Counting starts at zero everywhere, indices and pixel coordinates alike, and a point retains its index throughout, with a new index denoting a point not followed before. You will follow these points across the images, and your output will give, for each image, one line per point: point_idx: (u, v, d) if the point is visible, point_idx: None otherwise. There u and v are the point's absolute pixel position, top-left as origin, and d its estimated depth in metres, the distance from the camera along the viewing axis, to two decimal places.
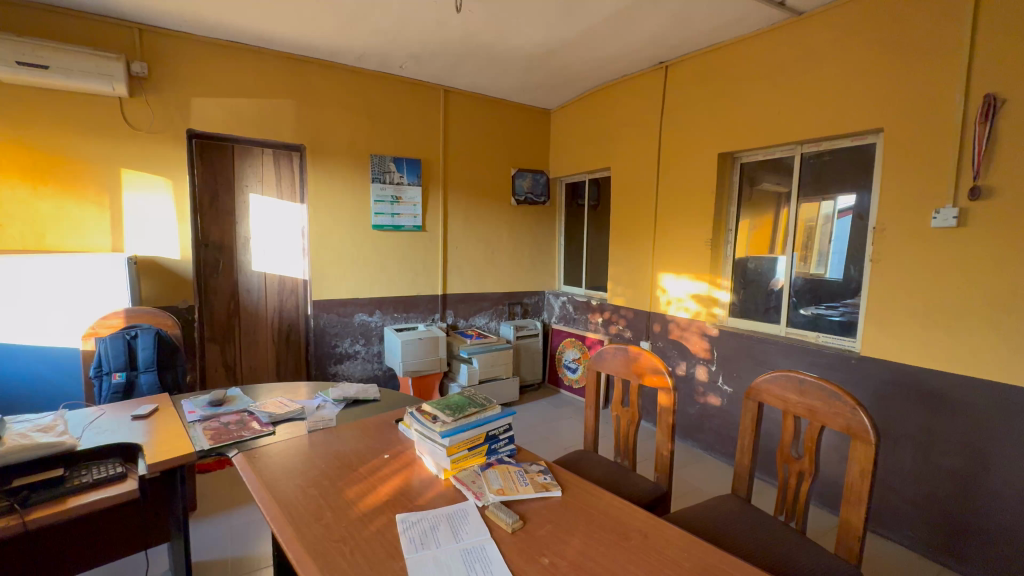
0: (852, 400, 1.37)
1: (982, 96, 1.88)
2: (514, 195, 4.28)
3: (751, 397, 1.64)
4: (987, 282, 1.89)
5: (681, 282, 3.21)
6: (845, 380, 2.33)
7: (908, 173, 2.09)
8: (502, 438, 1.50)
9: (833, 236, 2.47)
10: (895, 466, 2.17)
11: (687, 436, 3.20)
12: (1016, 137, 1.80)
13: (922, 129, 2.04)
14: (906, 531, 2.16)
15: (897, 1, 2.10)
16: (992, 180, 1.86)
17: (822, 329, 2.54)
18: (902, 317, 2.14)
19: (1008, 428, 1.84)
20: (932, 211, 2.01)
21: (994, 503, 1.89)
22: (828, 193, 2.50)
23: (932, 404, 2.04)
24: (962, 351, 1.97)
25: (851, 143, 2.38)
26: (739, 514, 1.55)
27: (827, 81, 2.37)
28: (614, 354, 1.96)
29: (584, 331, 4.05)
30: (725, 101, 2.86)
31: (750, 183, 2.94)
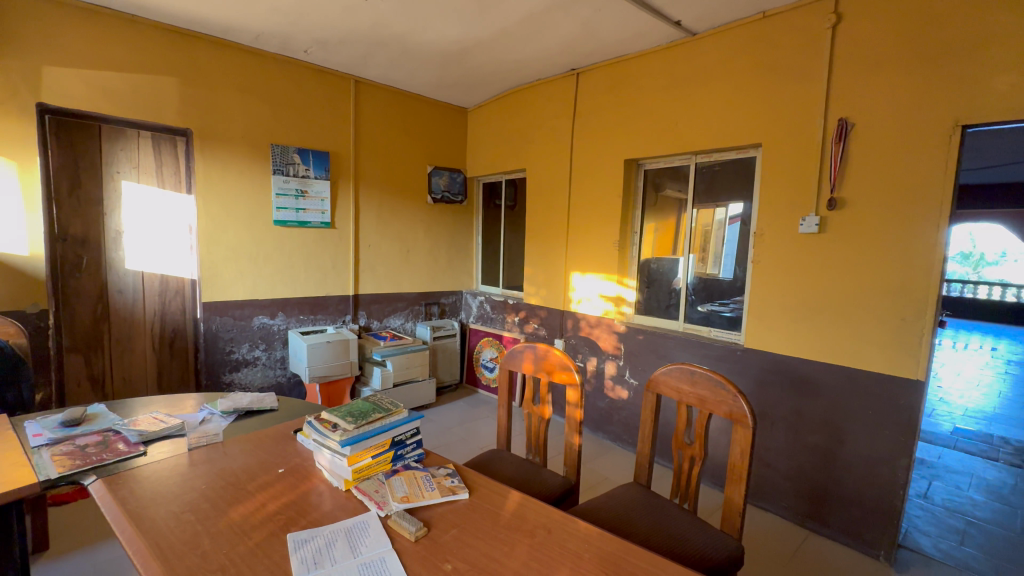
0: (734, 388, 1.51)
1: (837, 120, 2.16)
2: (430, 193, 4.19)
3: (650, 390, 1.75)
4: (841, 282, 2.19)
5: (592, 281, 3.34)
6: (732, 370, 2.57)
7: (781, 185, 2.36)
8: (409, 443, 1.45)
9: (726, 239, 2.73)
10: (771, 445, 2.44)
11: (597, 428, 3.35)
12: (862, 158, 2.10)
13: (792, 146, 2.31)
14: (781, 503, 2.43)
15: (773, 31, 2.36)
16: (845, 194, 2.15)
17: (714, 324, 2.78)
18: (777, 312, 2.41)
19: (856, 407, 2.15)
20: (800, 219, 2.29)
21: (847, 472, 2.20)
22: (719, 200, 2.75)
23: (801, 388, 2.32)
24: (824, 342, 2.25)
25: (737, 155, 2.65)
26: (640, 501, 1.64)
27: (717, 97, 2.60)
28: (525, 352, 1.98)
29: (501, 330, 4.09)
30: (630, 110, 3.03)
31: (653, 189, 3.14)
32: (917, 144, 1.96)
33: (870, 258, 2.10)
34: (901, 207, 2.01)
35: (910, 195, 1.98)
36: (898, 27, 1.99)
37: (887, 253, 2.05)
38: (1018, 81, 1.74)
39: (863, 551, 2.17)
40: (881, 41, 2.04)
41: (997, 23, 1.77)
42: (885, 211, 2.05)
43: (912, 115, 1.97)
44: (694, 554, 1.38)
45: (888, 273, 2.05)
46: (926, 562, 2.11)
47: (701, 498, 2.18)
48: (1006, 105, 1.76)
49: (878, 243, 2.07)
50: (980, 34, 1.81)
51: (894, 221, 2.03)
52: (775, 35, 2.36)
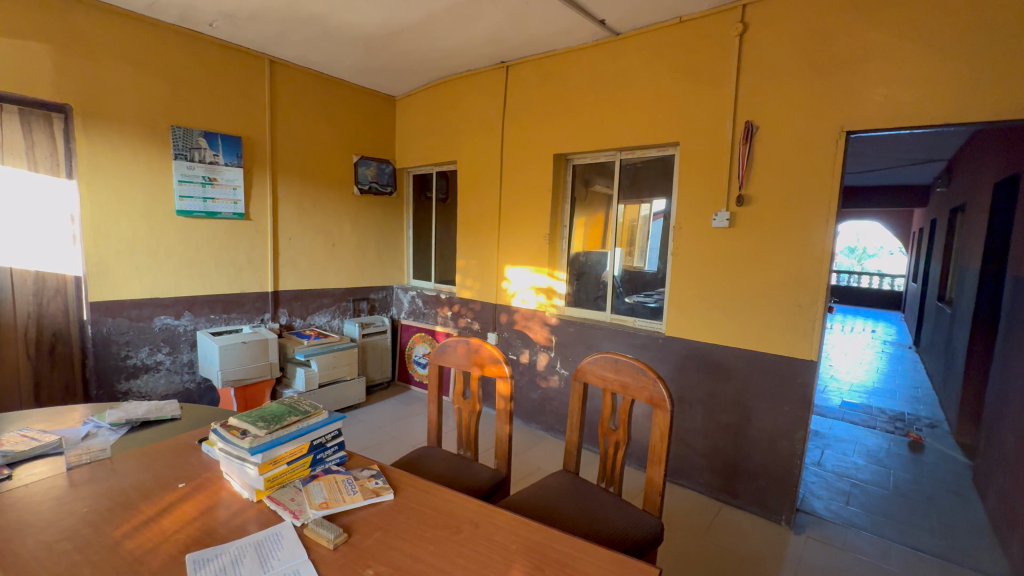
0: (653, 373, 1.59)
1: (744, 122, 2.33)
2: (357, 184, 4.01)
3: (578, 379, 1.79)
4: (749, 273, 2.37)
5: (525, 274, 3.37)
6: (655, 358, 2.71)
7: (696, 182, 2.51)
8: (330, 446, 1.38)
9: (650, 234, 2.86)
10: (689, 425, 2.61)
11: (530, 419, 3.40)
12: (764, 158, 2.29)
13: (706, 146, 2.47)
14: (698, 479, 2.61)
15: (688, 36, 2.49)
16: (751, 191, 2.33)
17: (639, 315, 2.92)
18: (693, 302, 2.57)
19: (761, 387, 2.35)
20: (713, 215, 2.45)
21: (754, 446, 2.40)
22: (644, 196, 2.88)
23: (714, 372, 2.50)
24: (734, 328, 2.43)
25: (657, 153, 2.78)
26: (568, 488, 1.68)
27: (638, 97, 2.70)
28: (456, 346, 1.95)
29: (433, 325, 4.02)
30: (558, 105, 3.08)
31: (581, 184, 3.21)
32: (810, 146, 2.16)
33: (772, 250, 2.29)
34: (797, 204, 2.21)
35: (805, 193, 2.19)
36: (796, 39, 2.18)
37: (786, 246, 2.25)
38: (890, 93, 1.97)
39: (767, 517, 2.38)
40: (782, 50, 2.22)
41: (875, 40, 1.99)
42: (785, 207, 2.24)
43: (806, 120, 2.17)
44: (618, 535, 1.44)
45: (787, 264, 2.25)
46: (820, 523, 2.36)
47: (626, 480, 2.29)
48: (881, 115, 1.99)
49: (778, 236, 2.27)
50: (862, 49, 2.02)
51: (791, 217, 2.23)
52: (691, 39, 2.48)
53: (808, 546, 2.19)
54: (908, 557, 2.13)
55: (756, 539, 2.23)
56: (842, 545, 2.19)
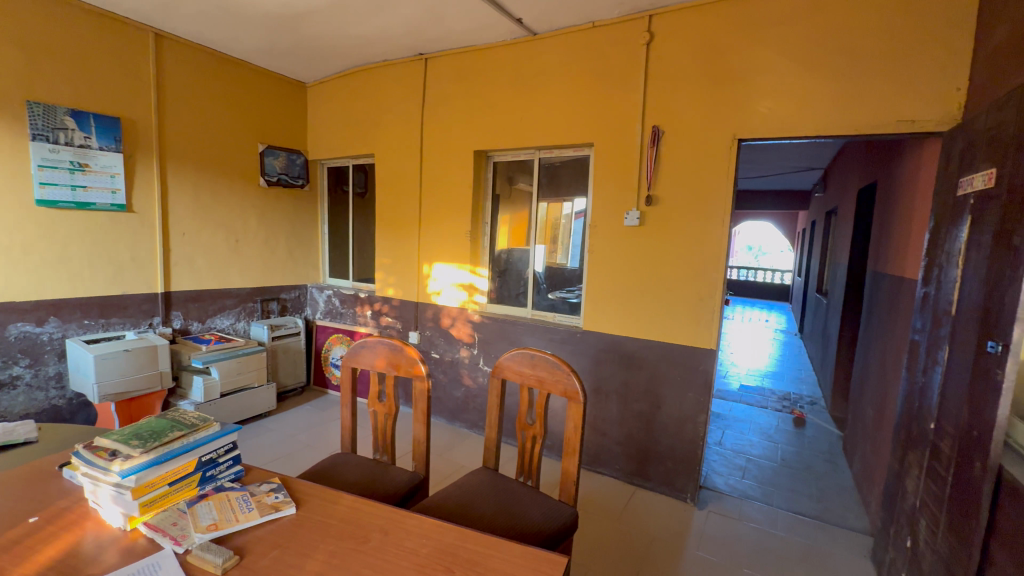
0: (567, 367, 1.63)
1: (652, 127, 2.46)
2: (263, 175, 3.71)
3: (496, 375, 1.80)
4: (657, 269, 2.52)
5: (447, 271, 3.32)
6: (574, 351, 2.80)
7: (609, 182, 2.62)
8: (223, 461, 1.26)
9: (570, 232, 2.95)
10: (606, 415, 2.74)
11: (454, 418, 3.38)
12: (669, 161, 2.44)
13: (618, 148, 2.58)
14: (614, 465, 2.74)
15: (601, 41, 2.59)
16: (658, 191, 2.48)
17: (559, 310, 3.01)
18: (608, 296, 2.68)
19: (669, 376, 2.52)
20: (625, 213, 2.57)
21: (663, 431, 2.56)
22: (565, 196, 2.96)
23: (628, 363, 2.63)
24: (644, 321, 2.57)
25: (575, 153, 2.87)
26: (487, 485, 1.69)
27: (556, 97, 2.76)
28: (371, 348, 1.87)
29: (352, 326, 3.85)
30: (478, 101, 3.06)
31: (502, 181, 3.23)
32: (709, 152, 2.34)
33: (676, 248, 2.45)
34: (698, 204, 2.38)
35: (704, 195, 2.37)
36: (695, 51, 2.34)
37: (689, 244, 2.42)
38: (774, 106, 2.18)
39: (675, 496, 2.56)
40: (684, 61, 2.37)
41: (761, 57, 2.19)
42: (688, 207, 2.41)
43: (706, 127, 2.34)
44: (534, 528, 1.46)
45: (691, 260, 2.42)
46: (720, 497, 2.58)
47: (546, 472, 2.34)
48: (766, 125, 2.21)
49: (682, 234, 2.43)
50: (751, 64, 2.22)
51: (693, 217, 2.40)
52: (604, 44, 2.58)
53: (710, 519, 2.38)
54: (792, 520, 2.39)
55: (666, 517, 2.39)
56: (738, 516, 2.41)
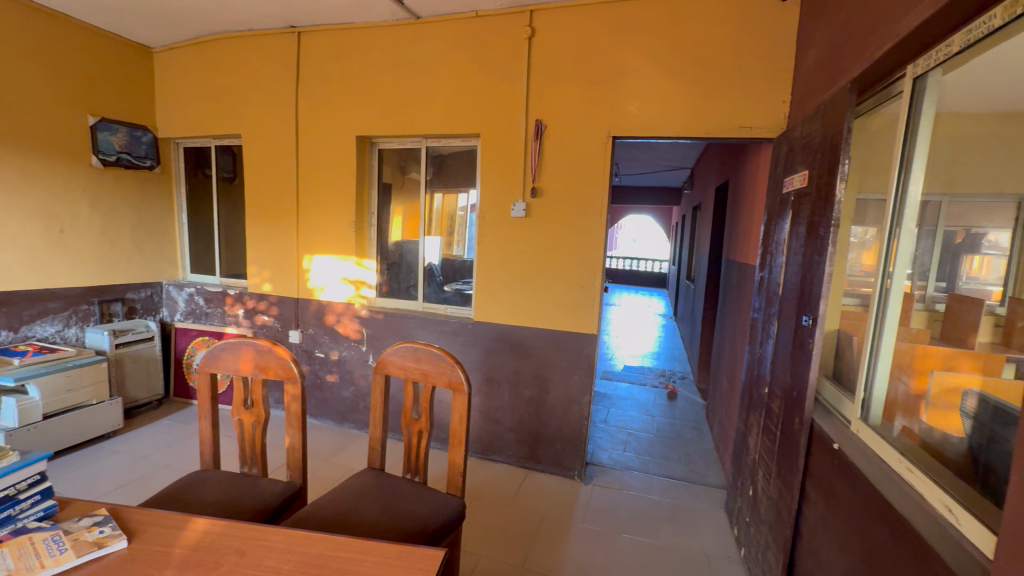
0: (451, 358, 1.62)
1: (535, 120, 2.53)
2: (96, 153, 3.12)
3: (379, 371, 1.74)
4: (543, 259, 2.60)
5: (331, 264, 3.11)
6: (465, 343, 2.81)
7: (496, 173, 2.64)
8: (24, 498, 1.03)
9: (467, 224, 2.92)
10: (498, 403, 2.79)
11: (342, 419, 3.19)
12: (551, 154, 2.53)
13: (503, 139, 2.61)
14: (507, 452, 2.80)
15: (485, 32, 2.58)
16: (542, 184, 2.55)
17: (451, 302, 2.98)
18: (498, 287, 2.71)
19: (556, 362, 2.63)
20: (511, 205, 2.61)
21: (551, 415, 2.68)
22: (460, 187, 2.91)
23: (518, 351, 2.70)
24: (532, 310, 2.65)
25: (462, 144, 2.85)
26: (370, 486, 1.62)
27: (441, 84, 2.70)
28: (232, 350, 1.67)
29: (220, 327, 3.44)
30: (359, 84, 2.88)
31: (388, 169, 3.10)
32: (587, 148, 2.47)
33: (560, 239, 2.56)
34: (578, 197, 2.51)
35: (583, 188, 2.50)
36: (573, 50, 2.44)
37: (572, 235, 2.53)
38: (641, 107, 2.36)
39: (564, 474, 2.69)
40: (562, 59, 2.46)
41: (631, 62, 2.35)
42: (569, 199, 2.52)
43: (584, 124, 2.46)
44: (419, 524, 1.44)
45: (573, 250, 2.54)
46: (604, 471, 2.78)
47: (436, 465, 2.31)
48: (634, 125, 2.38)
49: (564, 226, 2.54)
50: (621, 67, 2.37)
51: (574, 209, 2.52)
52: (487, 35, 2.58)
53: (595, 492, 2.55)
54: (664, 484, 2.66)
55: (555, 496, 2.50)
56: (619, 486, 2.61)
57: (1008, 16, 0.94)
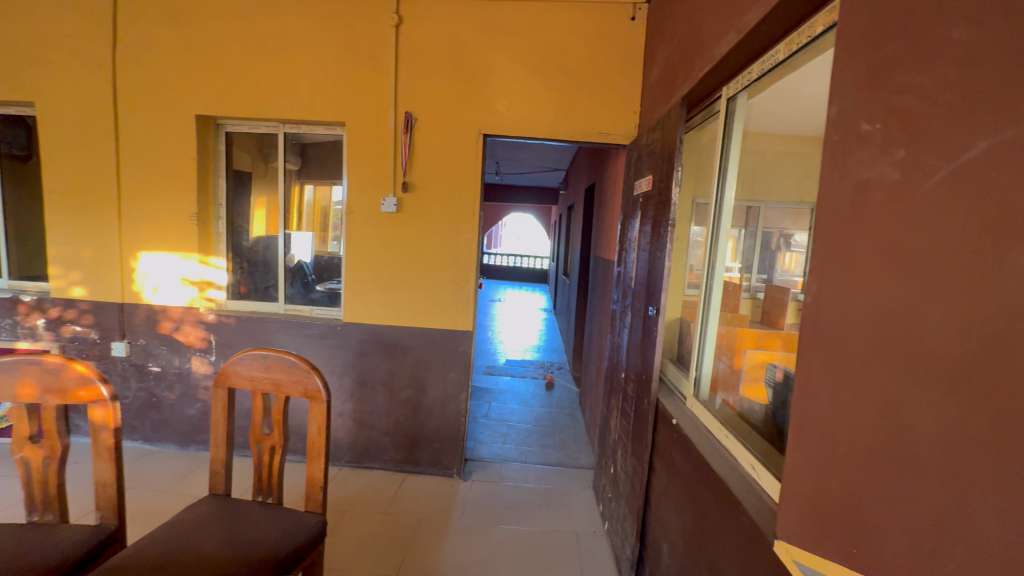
0: (306, 364, 1.48)
1: (404, 112, 2.44)
2: None
3: (220, 384, 1.54)
4: (416, 256, 2.53)
5: (166, 263, 2.66)
6: (334, 346, 2.62)
7: (363, 165, 2.49)
8: None
9: (339, 220, 2.71)
10: (372, 408, 2.65)
11: (186, 441, 2.77)
12: (422, 149, 2.46)
13: (371, 130, 2.47)
14: (383, 458, 2.68)
15: (348, 13, 2.42)
16: (413, 178, 2.48)
17: (317, 303, 2.75)
18: (369, 286, 2.57)
19: (432, 360, 2.58)
20: (381, 199, 2.49)
21: (428, 415, 2.63)
22: (325, 178, 2.69)
23: (391, 352, 2.60)
24: (406, 309, 2.57)
25: (325, 132, 2.63)
26: (210, 515, 1.41)
27: (299, 64, 2.46)
28: (7, 373, 1.33)
29: (10, 342, 2.75)
30: (198, 55, 2.50)
31: (238, 155, 2.74)
32: (459, 143, 2.45)
33: (433, 235, 2.51)
34: (451, 193, 2.48)
35: (455, 184, 2.48)
36: (442, 43, 2.40)
37: (446, 231, 2.50)
38: (509, 107, 2.41)
39: (443, 474, 2.66)
40: (431, 52, 2.41)
41: (499, 61, 2.39)
42: (442, 195, 2.48)
43: (454, 119, 2.44)
44: (269, 550, 1.29)
45: (447, 247, 2.51)
46: (483, 465, 2.80)
47: (294, 480, 2.11)
48: (503, 124, 2.42)
49: (437, 222, 2.50)
50: (490, 66, 2.40)
51: (448, 205, 2.49)
52: (350, 17, 2.42)
53: (473, 488, 2.56)
54: (540, 472, 2.77)
55: (433, 497, 2.46)
56: (497, 479, 2.66)
57: (789, 51, 1.13)
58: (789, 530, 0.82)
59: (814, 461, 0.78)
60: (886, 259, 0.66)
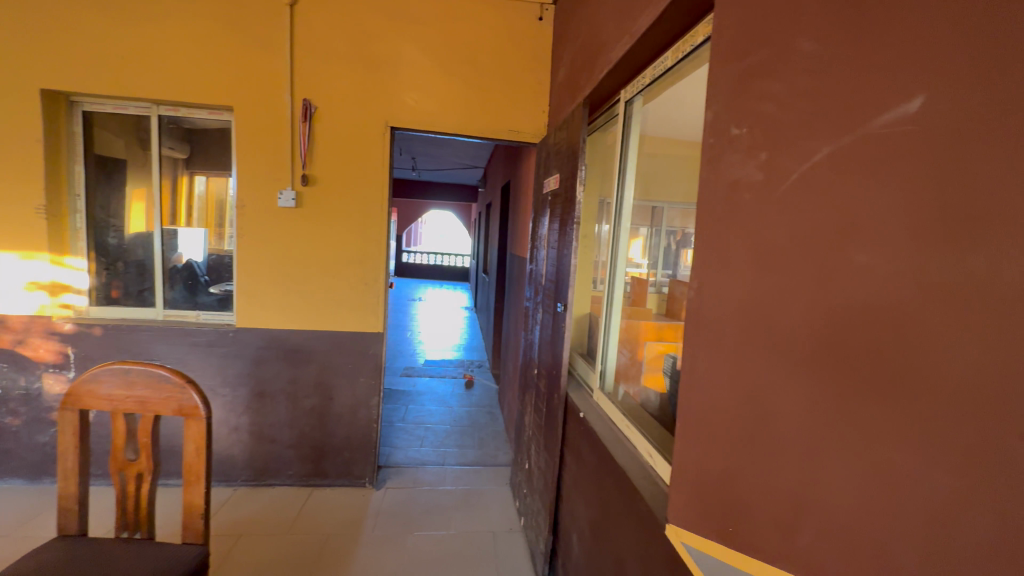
0: (180, 378, 1.30)
1: (302, 100, 2.26)
2: None
3: (69, 407, 1.31)
4: (319, 254, 2.36)
5: (3, 264, 2.23)
6: (225, 355, 2.37)
7: (256, 155, 2.27)
8: None
9: (230, 215, 2.44)
10: (272, 419, 2.44)
11: (38, 474, 2.35)
12: (324, 139, 2.30)
13: (265, 116, 2.26)
14: (286, 472, 2.47)
15: None
16: (314, 171, 2.31)
17: (204, 308, 2.46)
18: (266, 287, 2.35)
19: (340, 364, 2.43)
20: (277, 193, 2.29)
21: (336, 423, 2.47)
22: (211, 168, 2.41)
23: (293, 358, 2.40)
24: (309, 312, 2.39)
25: (210, 116, 2.35)
26: (58, 561, 1.19)
27: (174, 38, 2.18)
28: None
29: None
30: (41, 19, 2.12)
31: (99, 138, 2.36)
32: (364, 135, 2.32)
33: (338, 232, 2.36)
34: (356, 186, 2.34)
35: (361, 178, 2.35)
36: (344, 28, 2.26)
37: (352, 228, 2.36)
38: (418, 100, 2.33)
39: (354, 484, 2.52)
40: (331, 35, 2.25)
41: (405, 51, 2.30)
42: (346, 188, 2.34)
43: (358, 110, 2.31)
44: None
45: (353, 244, 2.38)
46: (398, 471, 2.69)
47: (169, 507, 1.88)
48: (412, 117, 2.33)
49: (342, 217, 2.35)
50: (396, 56, 2.30)
51: (352, 200, 2.35)
52: None
53: (386, 496, 2.45)
54: (457, 473, 2.73)
55: (342, 509, 2.31)
56: (413, 484, 2.58)
57: (676, 59, 1.19)
58: (677, 514, 0.86)
59: (696, 447, 0.82)
60: (752, 254, 0.70)
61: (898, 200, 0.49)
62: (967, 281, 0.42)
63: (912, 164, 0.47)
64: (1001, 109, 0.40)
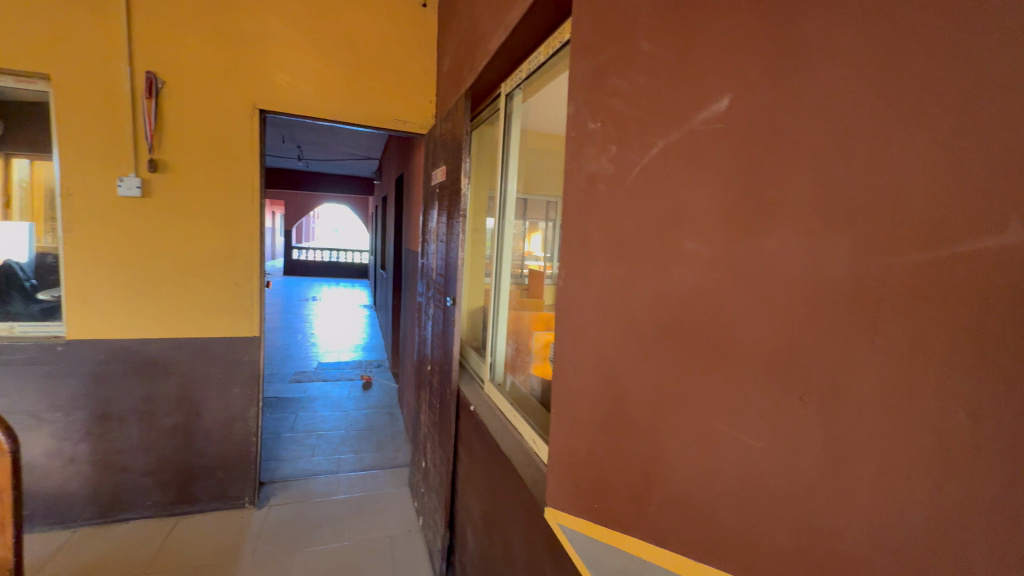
0: None
1: (145, 72, 1.94)
2: None
3: None
4: (176, 251, 2.07)
5: None
6: (53, 373, 1.98)
7: (86, 135, 1.91)
8: None
9: (55, 205, 2.01)
10: (122, 444, 2.09)
11: None
12: (176, 119, 2.01)
13: (95, 89, 1.90)
14: (144, 503, 2.15)
15: None
16: (165, 155, 2.01)
17: (21, 319, 2.00)
18: (107, 291, 2.00)
19: (207, 374, 2.16)
20: (117, 179, 1.95)
21: (206, 441, 2.20)
22: (26, 148, 1.97)
23: (147, 372, 2.09)
24: (166, 317, 2.09)
25: (16, 83, 1.89)
26: None
27: None
28: None
29: None
30: None
31: None
32: (227, 117, 2.07)
33: (198, 225, 2.08)
34: (219, 174, 2.09)
35: (224, 164, 2.09)
36: None
37: (216, 221, 2.11)
38: (291, 81, 2.14)
39: (231, 506, 2.26)
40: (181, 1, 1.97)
41: (274, 27, 2.09)
42: (207, 176, 2.07)
43: (219, 88, 2.05)
44: None
45: (219, 239, 2.12)
46: (284, 486, 2.48)
47: None
48: (285, 99, 2.13)
49: (203, 209, 2.08)
50: (263, 31, 2.08)
51: (215, 190, 2.09)
52: None
53: (270, 514, 2.24)
54: (352, 480, 2.59)
55: (216, 536, 2.07)
56: (302, 497, 2.39)
57: (547, 54, 1.21)
58: (553, 496, 0.88)
59: (567, 430, 0.85)
60: (607, 243, 0.74)
61: (715, 191, 0.54)
62: (762, 263, 0.48)
63: (724, 160, 0.52)
64: (784, 109, 0.45)
